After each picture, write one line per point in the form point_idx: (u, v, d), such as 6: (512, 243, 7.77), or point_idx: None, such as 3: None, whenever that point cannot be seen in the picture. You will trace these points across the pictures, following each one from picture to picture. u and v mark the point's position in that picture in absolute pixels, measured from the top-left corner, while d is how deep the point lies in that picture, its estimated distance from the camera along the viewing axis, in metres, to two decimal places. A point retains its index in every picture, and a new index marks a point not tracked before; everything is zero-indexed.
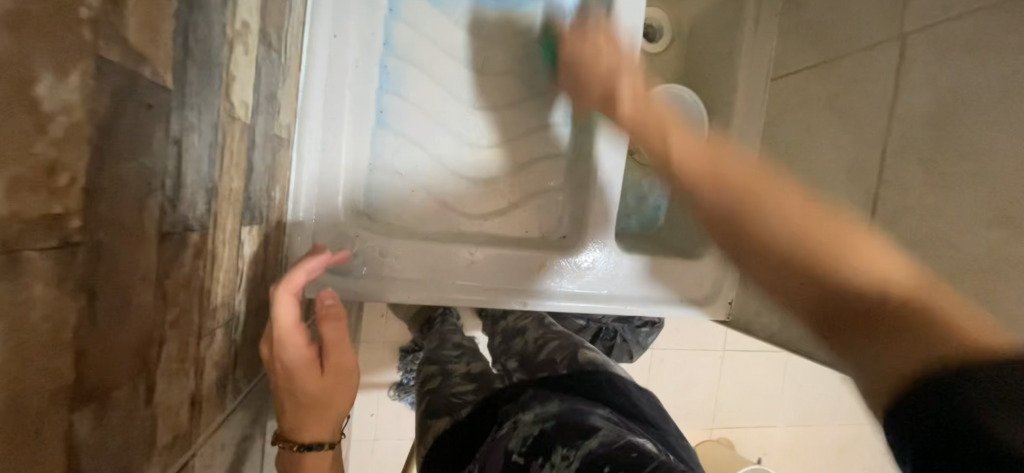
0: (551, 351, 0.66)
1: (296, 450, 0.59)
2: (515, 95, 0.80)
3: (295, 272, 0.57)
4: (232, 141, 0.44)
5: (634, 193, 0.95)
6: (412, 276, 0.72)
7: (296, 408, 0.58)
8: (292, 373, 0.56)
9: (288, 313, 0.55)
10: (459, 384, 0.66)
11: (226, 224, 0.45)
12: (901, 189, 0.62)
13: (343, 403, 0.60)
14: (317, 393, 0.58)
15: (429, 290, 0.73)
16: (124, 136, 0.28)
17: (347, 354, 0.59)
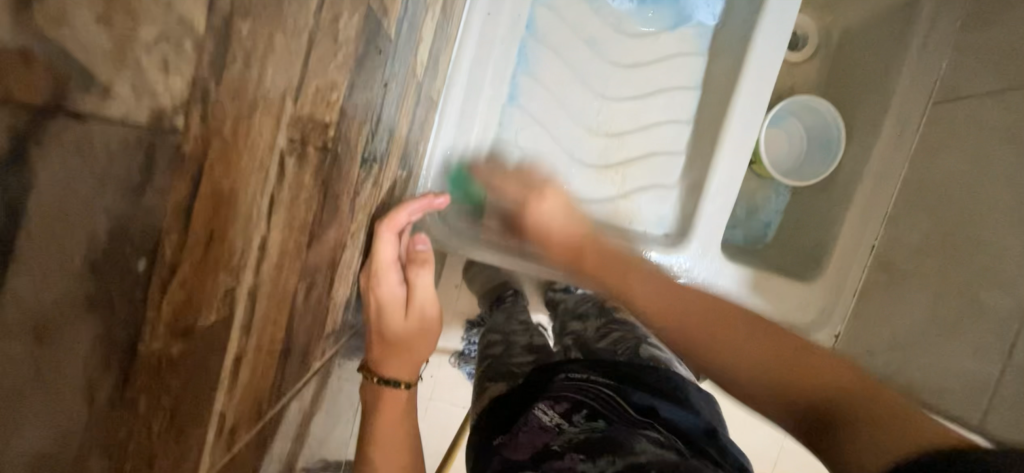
0: (617, 345, 0.72)
1: (375, 382, 0.60)
2: (643, 87, 0.81)
3: (397, 209, 0.58)
4: (408, 93, 0.51)
5: (745, 205, 0.91)
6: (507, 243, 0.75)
7: (382, 346, 0.60)
8: (384, 307, 0.59)
9: (387, 250, 0.57)
10: (521, 358, 0.75)
11: (391, 163, 0.52)
12: None
13: (425, 348, 0.62)
14: (402, 334, 0.60)
15: (521, 258, 0.75)
16: (364, 70, 0.34)
17: (432, 301, 0.61)
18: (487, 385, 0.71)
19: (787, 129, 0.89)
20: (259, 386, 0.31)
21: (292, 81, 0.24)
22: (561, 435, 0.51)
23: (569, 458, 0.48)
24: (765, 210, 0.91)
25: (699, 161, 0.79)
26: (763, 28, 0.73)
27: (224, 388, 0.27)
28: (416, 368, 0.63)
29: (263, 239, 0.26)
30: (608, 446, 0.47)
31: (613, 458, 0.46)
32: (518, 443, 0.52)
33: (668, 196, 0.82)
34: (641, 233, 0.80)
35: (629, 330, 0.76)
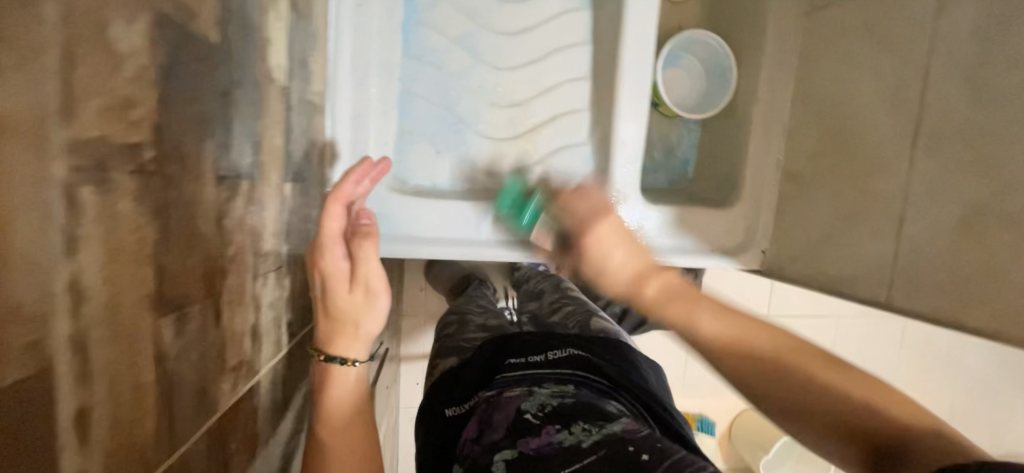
0: (568, 318, 0.83)
1: (321, 360, 0.62)
2: (536, 51, 0.81)
3: (342, 184, 0.63)
4: (270, 102, 0.48)
5: (661, 147, 0.94)
6: (447, 235, 0.76)
7: (328, 323, 0.62)
8: (327, 281, 0.61)
9: (332, 222, 0.61)
10: (474, 333, 0.81)
11: (271, 177, 0.50)
12: (944, 112, 0.57)
13: (373, 324, 0.64)
14: (348, 308, 0.62)
15: (467, 247, 0.75)
16: (181, 82, 0.32)
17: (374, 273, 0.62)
18: (437, 362, 0.77)
19: (682, 63, 0.91)
20: (136, 433, 0.29)
21: (43, 100, 0.21)
22: (530, 401, 0.58)
23: (546, 425, 0.54)
24: (681, 149, 0.95)
25: (605, 114, 0.80)
26: None
27: (75, 448, 0.25)
28: (366, 344, 0.64)
29: (74, 280, 0.24)
30: (582, 412, 0.55)
31: (589, 427, 0.52)
32: (493, 422, 0.57)
33: (582, 154, 0.83)
34: None
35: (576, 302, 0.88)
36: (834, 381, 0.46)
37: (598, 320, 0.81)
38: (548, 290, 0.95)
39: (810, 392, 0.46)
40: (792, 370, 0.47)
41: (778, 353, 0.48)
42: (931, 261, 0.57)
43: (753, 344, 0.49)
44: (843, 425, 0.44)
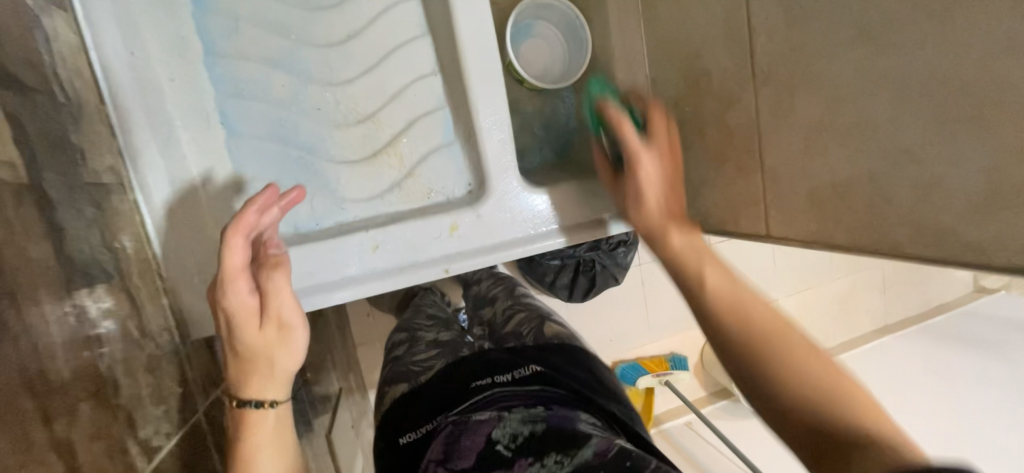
0: (521, 325, 0.79)
1: (235, 406, 0.55)
2: (370, 57, 0.73)
3: (246, 213, 0.56)
4: (5, 210, 0.39)
5: (540, 123, 0.91)
6: (342, 275, 0.70)
7: (236, 363, 0.56)
8: (234, 320, 0.55)
9: (238, 257, 0.55)
10: (424, 353, 0.75)
11: (41, 296, 0.41)
12: (767, 34, 0.56)
13: (290, 358, 0.58)
14: (258, 345, 0.56)
15: (373, 279, 0.71)
16: None
17: (287, 304, 0.57)
18: (386, 388, 0.71)
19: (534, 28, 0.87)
20: None
21: None
22: (501, 429, 0.58)
23: (518, 460, 0.56)
24: (561, 120, 0.92)
25: (462, 107, 0.75)
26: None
27: None
28: (287, 382, 0.58)
29: None
30: (550, 440, 0.56)
31: (559, 458, 0.55)
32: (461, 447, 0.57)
33: (454, 153, 0.78)
34: (445, 201, 0.77)
35: (530, 307, 0.84)
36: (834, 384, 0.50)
37: (552, 323, 0.77)
38: (501, 294, 0.91)
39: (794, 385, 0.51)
40: (756, 321, 0.56)
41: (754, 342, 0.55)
42: (790, 187, 0.57)
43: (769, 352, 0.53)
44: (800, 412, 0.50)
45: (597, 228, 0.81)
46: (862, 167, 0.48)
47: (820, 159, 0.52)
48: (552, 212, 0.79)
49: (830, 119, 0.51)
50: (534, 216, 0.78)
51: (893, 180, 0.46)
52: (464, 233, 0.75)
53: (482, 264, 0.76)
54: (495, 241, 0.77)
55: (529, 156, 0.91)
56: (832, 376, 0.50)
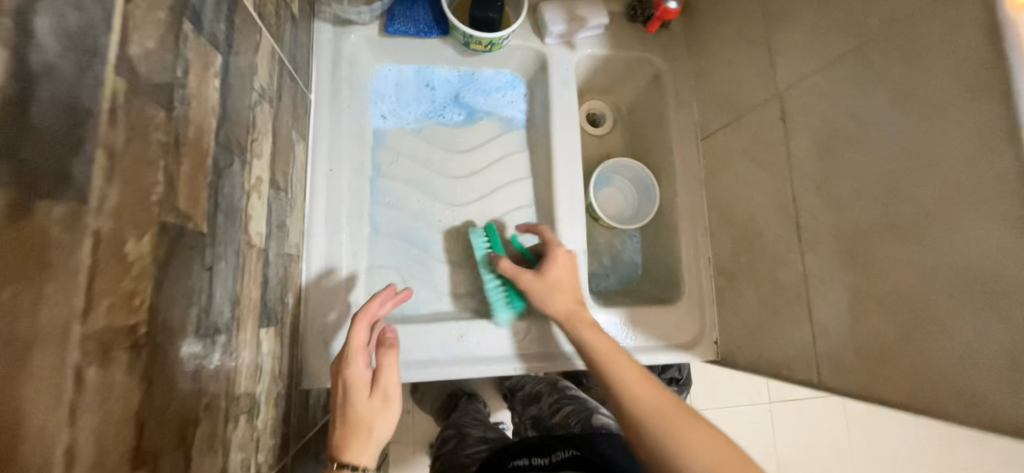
0: (568, 417, 0.84)
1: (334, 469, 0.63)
2: (485, 188, 0.96)
3: (370, 304, 0.73)
4: (249, 263, 0.58)
5: (609, 254, 1.06)
6: (430, 357, 0.82)
7: (343, 429, 0.65)
8: (351, 390, 0.67)
9: (358, 335, 0.70)
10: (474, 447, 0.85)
11: (247, 326, 0.57)
12: (811, 212, 0.69)
13: (382, 430, 0.67)
14: (364, 414, 0.66)
15: (454, 366, 0.82)
16: (176, 266, 0.42)
17: (393, 380, 0.68)
18: None
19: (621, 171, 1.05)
20: None
21: (76, 309, 0.31)
22: None
23: None
24: (626, 254, 1.07)
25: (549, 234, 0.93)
26: (556, 131, 0.94)
27: None
28: (377, 451, 0.66)
29: (70, 449, 0.30)
30: None
31: None
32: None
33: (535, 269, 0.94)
34: (521, 308, 0.90)
35: (578, 399, 0.88)
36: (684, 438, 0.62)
37: (598, 417, 0.82)
38: (545, 391, 0.95)
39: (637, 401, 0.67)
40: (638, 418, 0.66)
41: (655, 409, 0.66)
42: (841, 341, 0.64)
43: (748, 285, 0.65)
44: (655, 435, 0.64)
45: (650, 352, 0.91)
46: (902, 331, 0.56)
47: (862, 319, 0.61)
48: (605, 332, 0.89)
49: (867, 287, 0.60)
50: None
51: (926, 346, 0.53)
52: (535, 337, 0.86)
53: (546, 369, 0.86)
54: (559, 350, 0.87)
55: (597, 279, 1.04)
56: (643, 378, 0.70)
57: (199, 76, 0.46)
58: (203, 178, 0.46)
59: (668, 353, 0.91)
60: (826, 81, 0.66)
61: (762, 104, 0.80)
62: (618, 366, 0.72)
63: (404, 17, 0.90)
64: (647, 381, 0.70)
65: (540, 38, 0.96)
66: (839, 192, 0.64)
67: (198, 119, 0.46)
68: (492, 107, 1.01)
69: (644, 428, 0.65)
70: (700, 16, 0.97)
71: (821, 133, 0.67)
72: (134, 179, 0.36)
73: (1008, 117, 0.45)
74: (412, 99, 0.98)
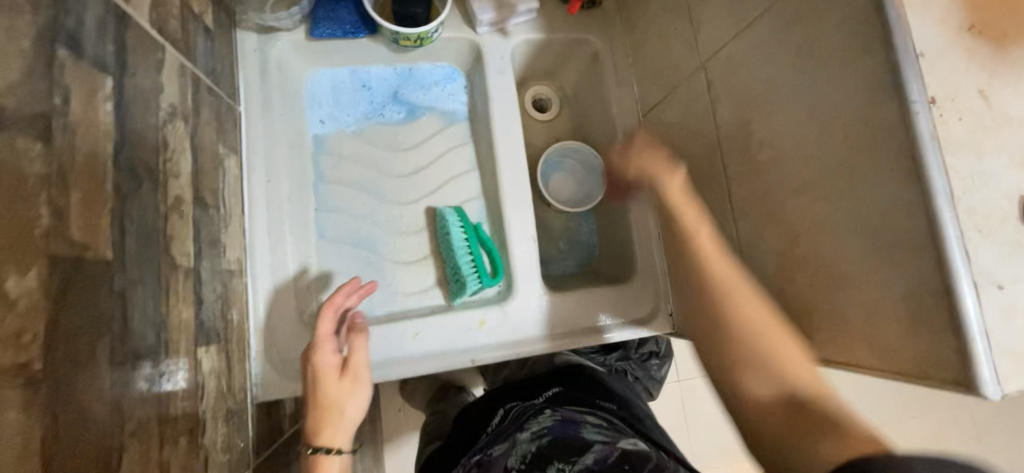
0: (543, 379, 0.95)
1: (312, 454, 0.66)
2: (433, 184, 0.96)
3: (334, 295, 0.73)
4: (175, 283, 0.57)
5: (565, 238, 1.07)
6: (385, 358, 0.83)
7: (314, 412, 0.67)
8: (319, 374, 0.68)
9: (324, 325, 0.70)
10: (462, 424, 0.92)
11: (179, 346, 0.57)
12: (739, 181, 0.70)
13: (356, 408, 0.69)
14: (335, 396, 0.67)
15: (409, 364, 0.83)
16: (76, 298, 0.41)
17: (362, 357, 0.70)
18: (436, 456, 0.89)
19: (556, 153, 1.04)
20: None
21: None
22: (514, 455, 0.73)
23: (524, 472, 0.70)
24: (583, 236, 1.07)
25: (499, 223, 0.94)
26: (495, 121, 0.94)
27: None
28: (351, 432, 0.68)
29: None
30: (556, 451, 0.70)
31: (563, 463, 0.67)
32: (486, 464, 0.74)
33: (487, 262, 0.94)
34: (477, 300, 0.90)
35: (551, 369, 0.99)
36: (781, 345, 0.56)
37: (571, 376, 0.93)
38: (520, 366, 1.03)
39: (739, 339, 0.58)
40: (742, 341, 0.57)
41: (743, 336, 0.58)
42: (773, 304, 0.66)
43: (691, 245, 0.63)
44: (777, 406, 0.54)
45: (607, 331, 0.91)
46: (821, 289, 0.57)
47: (789, 280, 0.62)
48: (560, 316, 0.91)
49: (790, 249, 0.61)
50: (548, 319, 0.90)
51: (842, 301, 0.55)
52: (491, 327, 0.88)
53: (502, 357, 0.87)
54: (515, 338, 0.88)
55: (555, 264, 1.05)
56: (751, 334, 0.57)
57: (84, 102, 0.45)
58: (102, 205, 0.46)
59: (629, 328, 0.92)
60: (741, 49, 0.67)
61: (690, 75, 0.80)
62: (737, 304, 0.60)
63: (329, 19, 0.89)
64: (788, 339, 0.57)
65: (471, 28, 0.95)
66: (759, 158, 0.65)
67: (89, 147, 0.45)
68: (433, 102, 1.01)
69: (728, 359, 0.59)
70: None
71: (740, 101, 0.68)
72: (7, 217, 0.36)
73: (892, 72, 0.46)
74: (350, 101, 0.97)
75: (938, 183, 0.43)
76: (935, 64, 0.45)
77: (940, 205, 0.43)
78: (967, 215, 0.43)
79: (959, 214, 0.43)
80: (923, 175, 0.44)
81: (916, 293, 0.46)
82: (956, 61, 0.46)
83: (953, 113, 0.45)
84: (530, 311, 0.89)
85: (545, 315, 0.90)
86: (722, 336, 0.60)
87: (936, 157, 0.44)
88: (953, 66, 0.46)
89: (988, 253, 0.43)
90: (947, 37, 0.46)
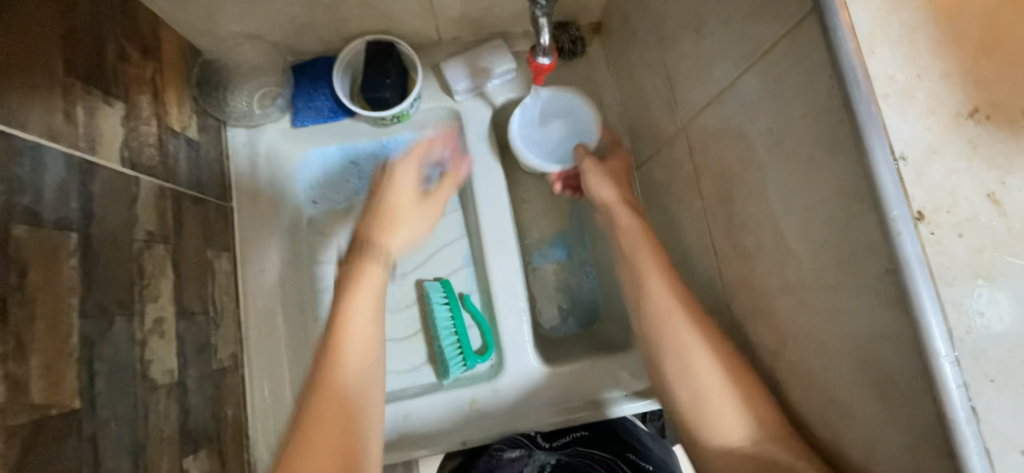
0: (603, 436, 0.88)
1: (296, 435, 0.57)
2: (423, 256, 0.96)
3: None
4: (157, 404, 0.61)
5: (566, 296, 1.02)
6: (375, 440, 0.82)
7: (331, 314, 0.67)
8: None
9: None
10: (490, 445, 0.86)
11: (162, 464, 0.60)
12: (726, 262, 0.62)
13: None
14: None
15: (400, 448, 0.82)
16: (38, 458, 0.45)
17: None
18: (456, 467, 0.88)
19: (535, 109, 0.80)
20: None
21: None
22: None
23: None
24: (584, 292, 1.02)
25: (488, 294, 0.92)
26: (477, 191, 0.92)
27: None
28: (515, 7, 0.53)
29: None
30: None
31: None
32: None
33: (475, 331, 0.92)
34: (470, 376, 0.89)
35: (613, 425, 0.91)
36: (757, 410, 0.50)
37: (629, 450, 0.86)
38: None
39: (724, 399, 0.51)
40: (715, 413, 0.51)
41: (732, 397, 0.51)
42: None
43: (660, 348, 0.56)
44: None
45: (613, 406, 0.84)
46: (813, 409, 0.49)
47: (781, 384, 0.53)
48: (561, 390, 0.85)
49: (781, 352, 0.53)
50: (543, 393, 0.85)
51: (839, 429, 0.46)
52: (483, 406, 0.85)
53: (496, 437, 0.83)
54: (512, 415, 0.85)
55: (554, 326, 1.00)
56: (734, 401, 0.51)
57: (44, 268, 0.49)
58: (67, 360, 0.49)
59: (637, 400, 0.84)
60: (718, 116, 0.59)
61: (673, 137, 0.73)
62: (703, 358, 0.53)
63: (309, 109, 0.91)
64: (767, 410, 0.50)
65: (450, 97, 0.94)
66: (744, 241, 0.57)
67: (51, 308, 0.48)
68: (419, 170, 1.00)
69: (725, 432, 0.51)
70: (617, 39, 0.90)
71: (720, 175, 0.61)
72: None
73: (866, 177, 0.39)
74: (339, 179, 0.99)
75: (932, 324, 0.35)
76: (923, 169, 0.37)
77: (937, 352, 0.35)
78: (973, 362, 0.35)
79: (962, 362, 0.35)
80: (912, 309, 0.36)
81: (918, 444, 0.38)
82: (954, 159, 0.37)
83: (948, 229, 0.36)
84: (525, 386, 0.86)
85: (540, 390, 0.86)
86: (720, 412, 0.51)
87: (928, 290, 0.36)
88: (950, 167, 0.37)
89: (1003, 411, 0.34)
90: (939, 130, 0.38)
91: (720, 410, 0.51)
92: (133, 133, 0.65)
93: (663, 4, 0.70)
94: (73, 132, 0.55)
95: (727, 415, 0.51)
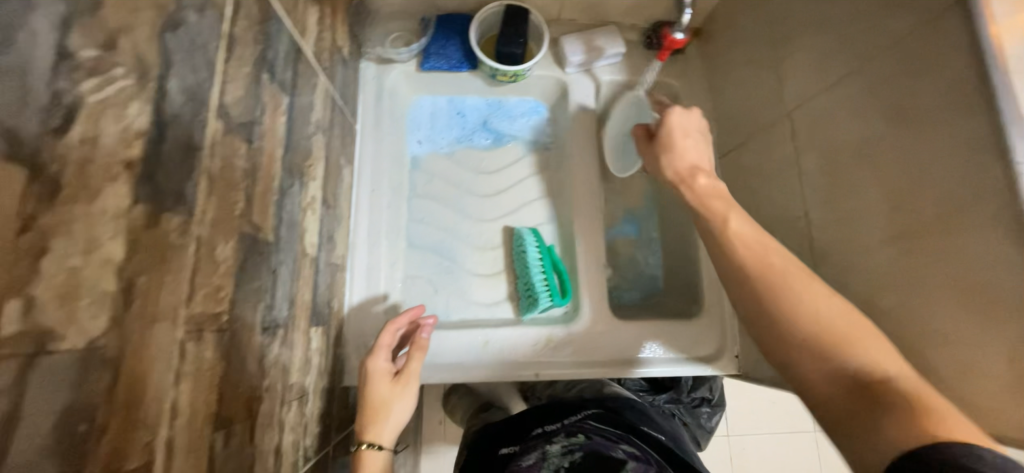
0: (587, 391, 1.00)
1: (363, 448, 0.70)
2: (512, 206, 1.04)
3: None
4: (304, 270, 0.68)
5: (632, 267, 1.10)
6: (453, 359, 0.88)
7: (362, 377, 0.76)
8: None
9: None
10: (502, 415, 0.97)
11: (299, 324, 0.67)
12: (821, 227, 0.71)
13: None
14: None
15: (474, 368, 0.88)
16: (249, 269, 0.52)
17: None
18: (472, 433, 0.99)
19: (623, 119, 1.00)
20: None
21: (182, 297, 0.40)
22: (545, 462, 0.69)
23: None
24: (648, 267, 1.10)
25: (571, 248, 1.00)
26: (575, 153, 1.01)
27: None
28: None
29: (175, 401, 0.40)
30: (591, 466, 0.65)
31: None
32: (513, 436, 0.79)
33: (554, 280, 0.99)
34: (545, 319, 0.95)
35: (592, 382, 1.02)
36: (842, 318, 0.53)
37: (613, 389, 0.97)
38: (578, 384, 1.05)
39: (817, 309, 0.53)
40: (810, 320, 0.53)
41: (820, 311, 0.53)
42: None
43: None
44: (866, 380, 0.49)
45: (676, 364, 0.92)
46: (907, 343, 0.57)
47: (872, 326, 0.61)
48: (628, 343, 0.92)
49: (874, 298, 0.61)
50: (613, 344, 0.92)
51: (933, 356, 0.54)
52: (556, 345, 0.91)
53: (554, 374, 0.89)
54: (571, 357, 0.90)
55: (618, 292, 1.07)
56: (822, 312, 0.53)
57: (270, 115, 0.56)
58: (270, 198, 0.56)
59: (697, 364, 0.92)
60: (834, 98, 0.69)
61: (773, 122, 0.83)
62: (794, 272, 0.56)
63: (438, 56, 1.01)
64: None
65: (561, 68, 1.04)
66: (847, 204, 0.66)
67: (270, 150, 0.56)
68: (518, 131, 1.09)
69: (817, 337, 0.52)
70: (718, 41, 1.01)
71: (827, 149, 0.70)
72: (223, 195, 0.46)
73: (996, 131, 0.48)
74: (444, 126, 1.08)
75: None
76: None
77: None
78: None
79: None
80: None
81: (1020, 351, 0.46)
82: None
83: None
84: (597, 334, 0.92)
85: (611, 340, 0.92)
86: None
87: None
88: None
89: None
90: None
91: (809, 317, 0.54)
92: (319, 34, 0.74)
93: (784, 6, 0.81)
94: (294, 15, 0.64)
95: (819, 322, 0.53)
